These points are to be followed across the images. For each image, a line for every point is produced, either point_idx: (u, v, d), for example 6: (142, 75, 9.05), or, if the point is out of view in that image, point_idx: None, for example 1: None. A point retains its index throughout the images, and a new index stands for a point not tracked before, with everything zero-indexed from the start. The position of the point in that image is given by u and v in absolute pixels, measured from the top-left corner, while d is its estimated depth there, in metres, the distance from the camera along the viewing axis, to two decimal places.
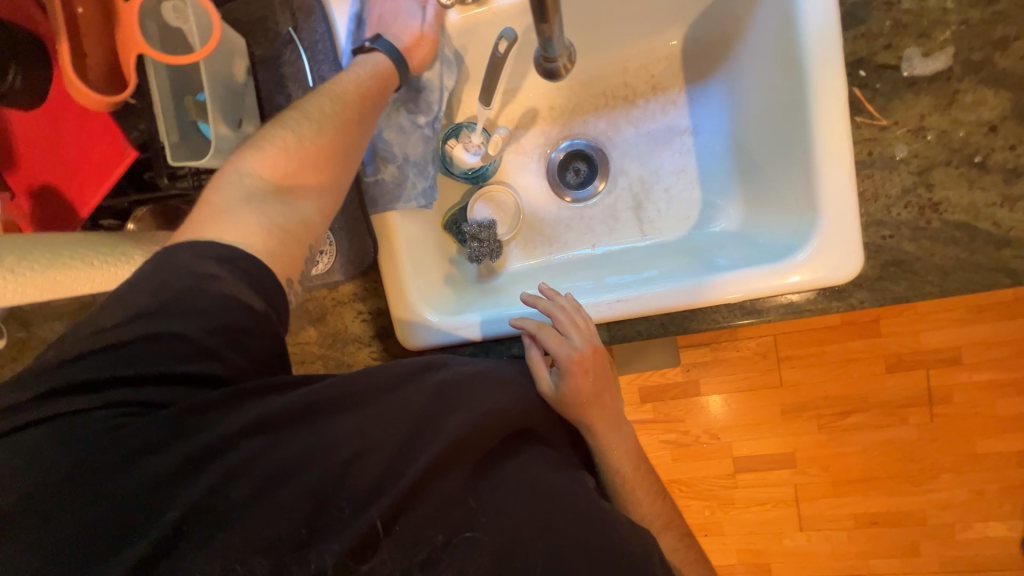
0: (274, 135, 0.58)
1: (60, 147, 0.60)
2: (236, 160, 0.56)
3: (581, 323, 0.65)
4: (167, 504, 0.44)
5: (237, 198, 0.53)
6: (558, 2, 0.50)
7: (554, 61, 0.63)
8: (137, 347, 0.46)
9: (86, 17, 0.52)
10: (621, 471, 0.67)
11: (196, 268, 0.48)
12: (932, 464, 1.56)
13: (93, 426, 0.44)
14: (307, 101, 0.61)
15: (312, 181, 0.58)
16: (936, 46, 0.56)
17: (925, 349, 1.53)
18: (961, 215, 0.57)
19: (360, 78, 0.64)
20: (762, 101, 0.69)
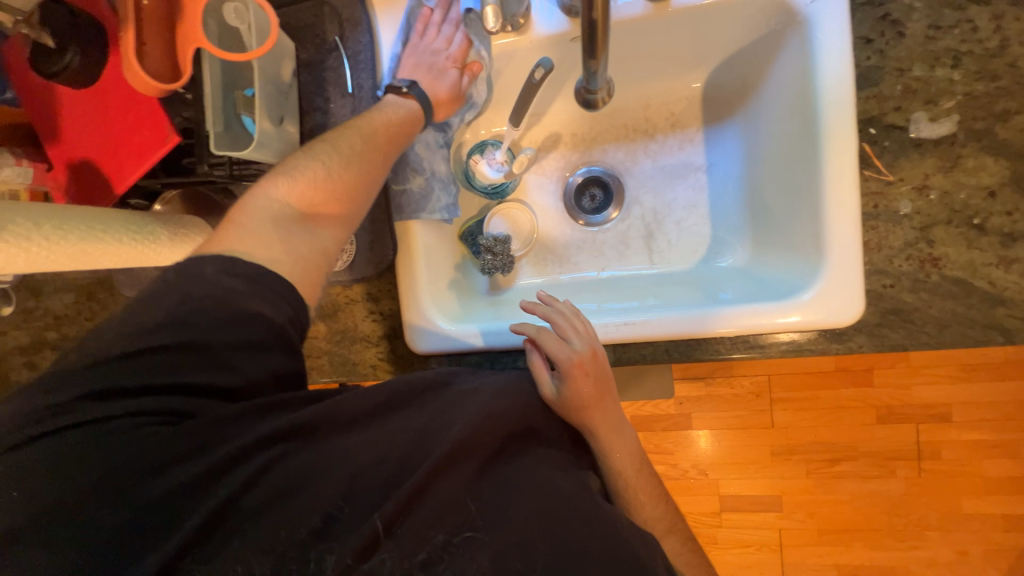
0: (305, 164, 0.60)
1: (104, 125, 0.62)
2: (264, 185, 0.58)
3: (581, 328, 0.67)
4: (185, 513, 0.45)
5: (264, 221, 0.56)
6: (609, 42, 0.54)
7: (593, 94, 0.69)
8: (164, 356, 0.48)
9: (151, 11, 0.56)
10: (624, 471, 0.68)
11: (223, 283, 0.50)
12: (917, 520, 1.56)
13: (114, 429, 0.46)
14: (338, 134, 0.64)
15: (335, 212, 0.61)
16: (942, 113, 0.60)
17: (916, 402, 1.54)
18: (959, 271, 0.60)
19: (389, 119, 0.67)
20: (775, 147, 0.73)
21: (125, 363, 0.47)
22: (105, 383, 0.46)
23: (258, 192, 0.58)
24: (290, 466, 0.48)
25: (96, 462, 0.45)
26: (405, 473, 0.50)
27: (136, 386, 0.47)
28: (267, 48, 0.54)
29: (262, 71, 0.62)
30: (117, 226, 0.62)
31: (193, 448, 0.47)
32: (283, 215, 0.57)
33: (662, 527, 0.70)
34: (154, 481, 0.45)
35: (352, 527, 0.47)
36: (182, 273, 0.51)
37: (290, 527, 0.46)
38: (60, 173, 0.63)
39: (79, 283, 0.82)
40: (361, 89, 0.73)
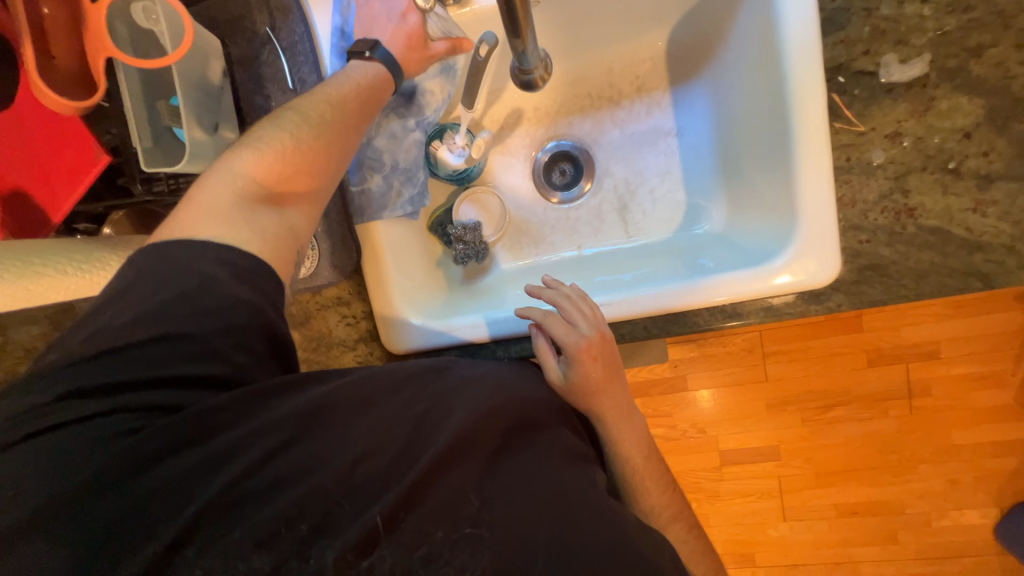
0: (271, 134, 0.56)
1: (27, 150, 0.58)
2: (230, 155, 0.55)
3: (588, 311, 0.65)
4: (183, 502, 0.43)
5: (225, 200, 0.52)
6: (530, 16, 0.49)
7: (530, 74, 0.61)
8: (136, 349, 0.46)
9: (52, 20, 0.51)
10: (632, 461, 0.69)
11: (202, 268, 0.49)
12: (910, 455, 1.61)
13: (103, 428, 0.44)
14: (302, 102, 0.59)
15: (304, 186, 0.58)
16: (913, 53, 0.57)
17: (905, 343, 1.56)
18: (935, 220, 0.58)
19: (356, 84, 0.62)
20: (745, 103, 0.69)
21: (104, 357, 0.45)
22: (90, 378, 0.45)
23: (220, 165, 0.54)
24: (288, 457, 0.46)
25: (85, 462, 0.43)
26: (406, 462, 0.48)
27: (115, 381, 0.45)
28: (183, 51, 0.50)
29: (185, 75, 0.57)
30: (62, 255, 0.59)
31: (193, 440, 0.45)
32: (247, 194, 0.54)
33: (660, 501, 0.71)
34: (147, 477, 0.44)
35: (349, 522, 0.45)
36: (154, 259, 0.49)
37: (273, 523, 0.44)
38: None
39: (44, 315, 0.80)
40: (304, 84, 0.68)
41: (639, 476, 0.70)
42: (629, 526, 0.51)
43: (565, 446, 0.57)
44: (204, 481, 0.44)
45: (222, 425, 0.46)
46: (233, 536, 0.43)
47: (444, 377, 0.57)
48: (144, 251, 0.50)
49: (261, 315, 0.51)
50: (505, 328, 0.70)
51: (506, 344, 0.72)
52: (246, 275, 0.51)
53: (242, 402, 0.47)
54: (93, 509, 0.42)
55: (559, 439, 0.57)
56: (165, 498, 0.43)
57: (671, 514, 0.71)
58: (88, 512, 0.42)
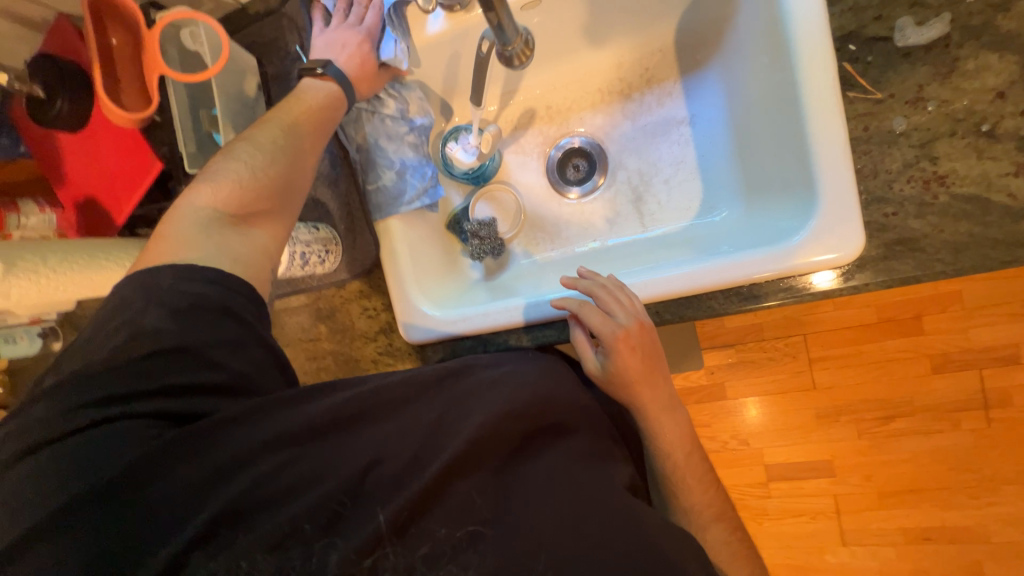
0: (226, 167, 0.59)
1: (98, 162, 0.67)
2: (193, 192, 0.58)
3: (626, 301, 0.64)
4: (202, 505, 0.47)
5: (194, 229, 0.56)
6: None
7: (511, 49, 0.58)
8: (167, 356, 0.51)
9: (118, 47, 0.60)
10: (673, 457, 0.68)
11: (203, 286, 0.53)
12: (992, 474, 1.43)
13: (135, 429, 0.48)
14: (254, 130, 0.63)
15: (265, 208, 0.60)
16: (931, 14, 0.54)
17: (975, 347, 1.41)
18: (971, 187, 0.54)
19: (306, 109, 0.65)
20: (755, 84, 0.68)
21: (122, 369, 0.50)
22: (126, 381, 0.50)
23: (188, 201, 0.57)
24: (300, 466, 0.49)
25: (108, 465, 0.47)
26: (413, 472, 0.49)
27: (142, 386, 0.50)
28: (218, 66, 0.56)
29: (224, 89, 0.64)
30: (120, 252, 0.67)
31: (205, 446, 0.48)
32: (207, 220, 0.56)
33: (704, 501, 0.68)
34: (161, 482, 0.47)
35: (360, 525, 0.47)
36: (168, 281, 0.52)
37: (284, 527, 0.46)
38: (68, 213, 0.69)
39: None
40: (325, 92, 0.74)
41: (683, 474, 0.68)
42: (648, 524, 0.50)
43: (588, 446, 0.57)
44: (215, 484, 0.47)
45: (224, 432, 0.49)
46: (243, 540, 0.46)
47: (457, 387, 0.57)
48: (134, 278, 0.53)
49: (248, 328, 0.55)
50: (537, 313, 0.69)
51: (519, 332, 0.74)
52: None
53: (256, 413, 0.50)
54: (115, 509, 0.46)
55: (582, 440, 0.57)
56: (186, 500, 0.47)
57: (703, 512, 0.67)
58: (108, 516, 0.46)
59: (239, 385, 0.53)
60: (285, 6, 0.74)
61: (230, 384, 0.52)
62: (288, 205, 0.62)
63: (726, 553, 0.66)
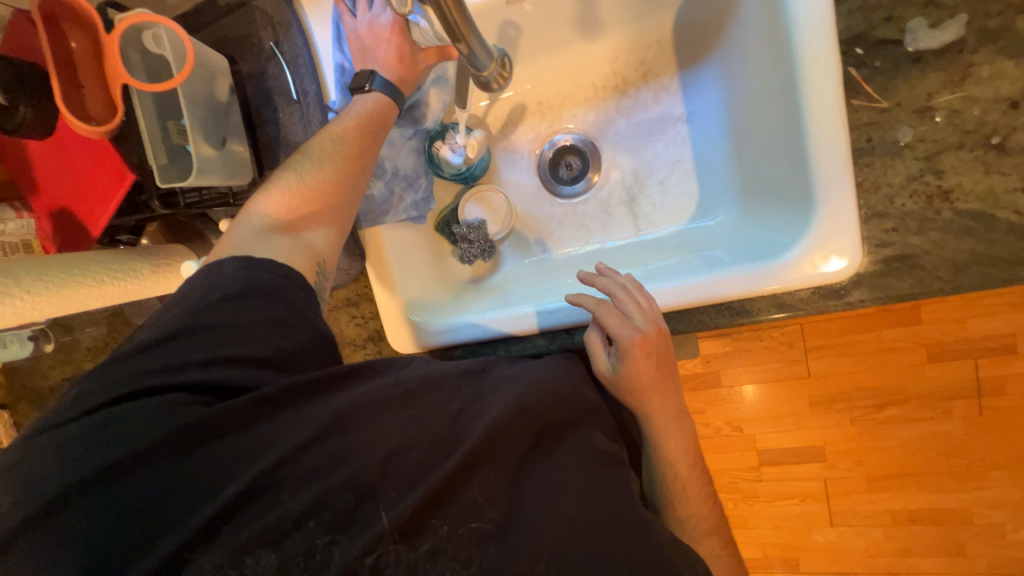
0: (282, 176, 0.61)
1: (70, 172, 0.64)
2: (251, 202, 0.60)
3: (644, 303, 0.62)
4: (198, 504, 0.45)
5: (250, 236, 0.57)
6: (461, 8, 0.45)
7: (487, 74, 0.56)
8: (187, 339, 0.50)
9: (79, 52, 0.57)
10: (675, 466, 0.67)
11: (238, 274, 0.52)
12: (980, 460, 1.45)
13: (134, 416, 0.47)
14: (312, 140, 0.63)
15: (319, 211, 0.61)
16: (945, 16, 0.50)
17: (972, 337, 1.41)
18: (976, 204, 0.51)
19: (360, 115, 0.65)
20: (754, 84, 0.65)
21: (175, 339, 0.50)
22: (139, 366, 0.49)
23: (244, 211, 0.59)
24: (321, 450, 0.48)
25: (143, 434, 0.46)
26: (409, 455, 0.49)
27: (153, 372, 0.49)
28: (183, 74, 0.53)
29: (191, 96, 0.60)
30: (97, 266, 0.65)
31: (212, 437, 0.47)
32: (265, 226, 0.58)
33: (701, 513, 0.68)
34: (159, 474, 0.46)
35: (364, 525, 0.45)
36: (206, 273, 0.53)
37: (290, 518, 0.44)
38: (45, 223, 0.68)
39: (104, 317, 0.94)
40: (306, 96, 0.71)
41: (655, 471, 0.68)
42: (665, 544, 0.51)
43: (591, 445, 0.57)
44: (243, 463, 0.47)
45: (259, 415, 0.49)
46: (241, 534, 0.44)
47: (474, 381, 0.59)
48: (206, 266, 0.54)
49: (297, 312, 0.54)
50: (532, 321, 0.70)
51: (508, 343, 0.73)
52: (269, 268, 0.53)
53: (271, 407, 0.49)
54: (145, 479, 0.45)
55: (591, 440, 0.58)
56: (182, 496, 0.45)
57: (700, 515, 0.68)
58: (103, 506, 0.45)
59: (281, 364, 0.52)
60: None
61: (272, 360, 0.51)
62: (336, 210, 0.62)
63: (717, 567, 0.66)
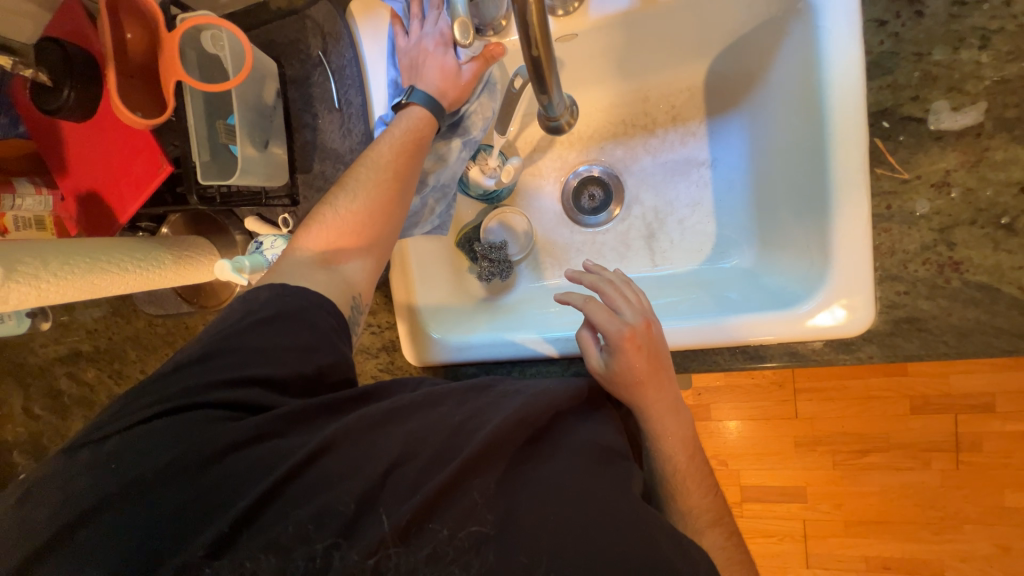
0: (322, 211, 0.62)
1: (104, 158, 0.65)
2: (295, 238, 0.61)
3: (633, 298, 0.65)
4: (214, 517, 0.45)
5: (293, 268, 0.59)
6: (555, 74, 0.51)
7: (556, 119, 0.65)
8: (222, 357, 0.51)
9: (133, 42, 0.57)
10: (674, 459, 0.66)
11: (279, 297, 0.54)
12: (955, 513, 1.49)
13: (165, 431, 0.47)
14: (350, 171, 0.64)
15: (354, 241, 0.61)
16: (967, 101, 0.54)
17: (954, 393, 1.46)
18: (984, 276, 0.55)
19: (396, 139, 0.64)
20: (781, 140, 0.68)
21: (202, 359, 0.50)
22: (174, 383, 0.50)
23: (288, 250, 0.61)
24: (325, 464, 0.48)
25: (160, 453, 0.46)
26: (435, 469, 0.50)
27: (185, 388, 0.49)
28: (242, 77, 0.54)
29: (242, 99, 0.62)
30: (123, 255, 0.65)
31: (238, 448, 0.47)
32: (305, 261, 0.59)
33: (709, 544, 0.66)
34: (181, 489, 0.45)
35: (368, 529, 0.46)
36: (245, 299, 0.55)
37: (292, 531, 0.44)
38: (71, 204, 0.67)
39: (108, 301, 0.93)
40: (349, 105, 0.72)
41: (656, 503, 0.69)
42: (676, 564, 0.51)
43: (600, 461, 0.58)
44: (250, 482, 0.46)
45: (286, 428, 0.49)
46: (245, 546, 0.44)
47: (475, 395, 0.58)
48: (242, 295, 0.56)
49: (325, 337, 0.54)
50: (550, 347, 0.71)
51: (522, 365, 0.74)
52: (304, 297, 0.55)
53: (298, 421, 0.50)
54: (162, 498, 0.45)
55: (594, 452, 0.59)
56: (200, 512, 0.45)
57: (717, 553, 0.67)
58: (122, 523, 0.44)
59: (300, 382, 0.52)
60: (311, 9, 0.71)
61: (295, 382, 0.52)
62: (373, 240, 0.63)
63: None
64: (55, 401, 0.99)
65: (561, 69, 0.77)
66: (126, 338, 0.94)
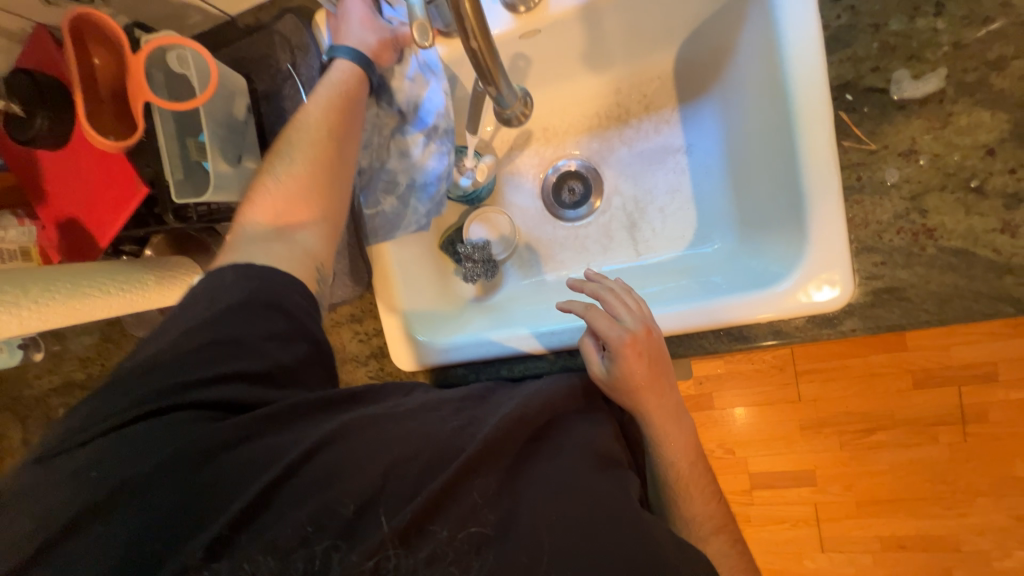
0: (264, 182, 0.61)
1: (81, 183, 0.65)
2: (241, 215, 0.61)
3: (633, 305, 0.63)
4: (210, 517, 0.45)
5: (248, 245, 0.58)
6: (497, 62, 0.51)
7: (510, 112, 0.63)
8: (199, 353, 0.50)
9: (103, 67, 0.58)
10: (676, 464, 0.66)
11: (247, 282, 0.53)
12: (966, 487, 1.47)
13: (148, 433, 0.47)
14: (288, 136, 0.64)
15: (306, 209, 0.61)
16: (927, 68, 0.55)
17: (955, 365, 1.45)
18: (959, 241, 0.55)
19: (331, 96, 0.64)
20: (751, 121, 0.68)
21: (180, 359, 0.49)
22: (148, 383, 0.48)
23: (239, 228, 0.60)
24: (324, 458, 0.48)
25: (138, 460, 0.46)
26: (419, 470, 0.49)
27: (162, 387, 0.48)
28: (207, 95, 0.54)
29: (212, 116, 0.63)
30: (105, 276, 0.65)
31: (228, 447, 0.48)
32: (258, 236, 0.59)
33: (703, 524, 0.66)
34: (170, 492, 0.45)
35: (369, 530, 0.46)
36: (210, 283, 0.54)
37: (291, 532, 0.45)
38: (52, 232, 0.68)
39: (98, 328, 0.93)
40: None
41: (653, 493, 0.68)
42: (668, 550, 0.50)
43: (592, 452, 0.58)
44: (239, 486, 0.46)
45: (274, 425, 0.50)
46: (239, 555, 0.44)
47: (469, 402, 0.59)
48: (204, 279, 0.55)
49: (300, 322, 0.55)
50: (538, 342, 0.71)
51: (511, 362, 0.74)
52: (276, 281, 0.54)
53: (287, 417, 0.51)
54: (151, 502, 0.45)
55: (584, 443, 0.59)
56: (192, 512, 0.45)
57: (718, 538, 0.66)
58: (112, 529, 0.44)
59: (281, 377, 0.53)
60: (278, 24, 0.71)
61: (275, 373, 0.52)
62: (327, 209, 0.63)
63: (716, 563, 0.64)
64: (52, 429, 0.99)
65: (530, 67, 0.77)
66: (118, 363, 0.94)
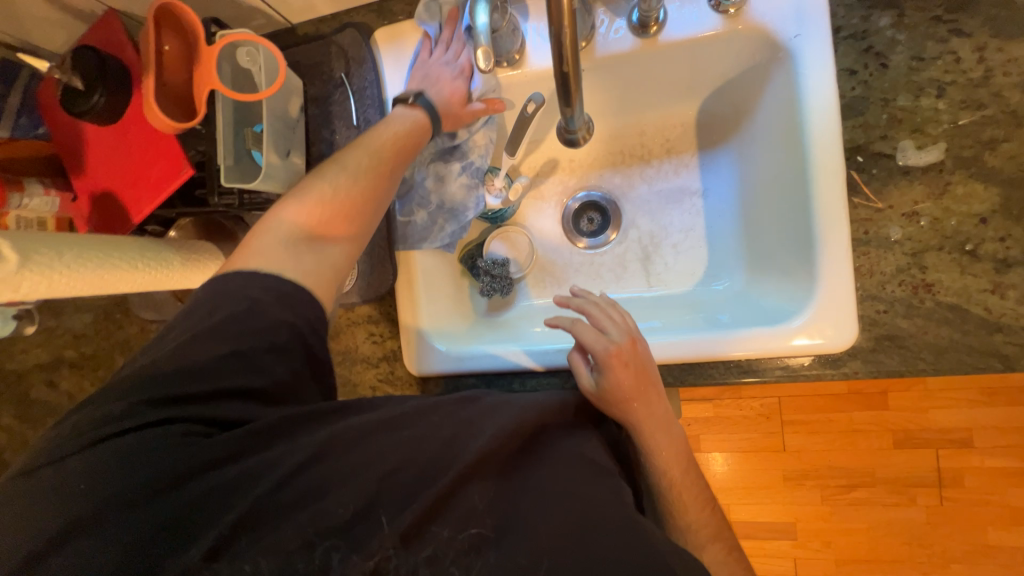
0: (309, 186, 0.62)
1: (124, 160, 0.67)
2: (277, 209, 0.60)
3: (617, 318, 0.67)
4: (207, 529, 0.45)
5: (276, 242, 0.57)
6: (579, 88, 0.56)
7: (574, 131, 0.72)
8: (195, 365, 0.49)
9: (171, 54, 0.60)
10: (669, 473, 0.65)
11: (250, 292, 0.52)
12: (942, 551, 1.49)
13: (147, 443, 0.47)
14: (345, 154, 0.66)
15: (345, 220, 0.61)
16: (929, 141, 0.61)
17: (934, 428, 1.50)
18: (954, 297, 0.60)
19: (395, 132, 0.68)
20: (766, 171, 0.74)
21: (175, 372, 0.49)
22: (147, 393, 0.48)
23: (270, 218, 0.59)
24: (322, 469, 0.48)
25: (138, 471, 0.46)
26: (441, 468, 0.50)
27: (161, 397, 0.48)
28: (273, 89, 0.57)
29: (272, 110, 0.67)
30: (137, 252, 0.66)
31: (223, 462, 0.47)
32: (290, 236, 0.58)
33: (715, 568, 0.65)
34: (171, 500, 0.46)
35: (368, 535, 0.46)
36: (216, 291, 0.53)
37: (301, 537, 0.45)
38: (83, 203, 0.68)
39: (99, 305, 0.91)
40: (367, 123, 0.76)
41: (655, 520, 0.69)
42: None
43: None
44: (249, 484, 0.47)
45: (264, 440, 0.49)
46: (251, 552, 0.45)
47: (479, 396, 0.58)
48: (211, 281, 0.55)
49: (302, 337, 0.53)
50: (553, 359, 0.73)
51: (523, 377, 0.75)
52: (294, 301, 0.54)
53: (280, 433, 0.50)
54: (150, 512, 0.45)
55: None
56: (191, 523, 0.45)
57: None
58: (110, 536, 0.44)
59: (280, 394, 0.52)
60: (337, 35, 0.76)
61: (272, 388, 0.51)
62: (361, 230, 0.63)
63: None
64: (30, 408, 0.95)
65: None
66: (115, 344, 0.92)
